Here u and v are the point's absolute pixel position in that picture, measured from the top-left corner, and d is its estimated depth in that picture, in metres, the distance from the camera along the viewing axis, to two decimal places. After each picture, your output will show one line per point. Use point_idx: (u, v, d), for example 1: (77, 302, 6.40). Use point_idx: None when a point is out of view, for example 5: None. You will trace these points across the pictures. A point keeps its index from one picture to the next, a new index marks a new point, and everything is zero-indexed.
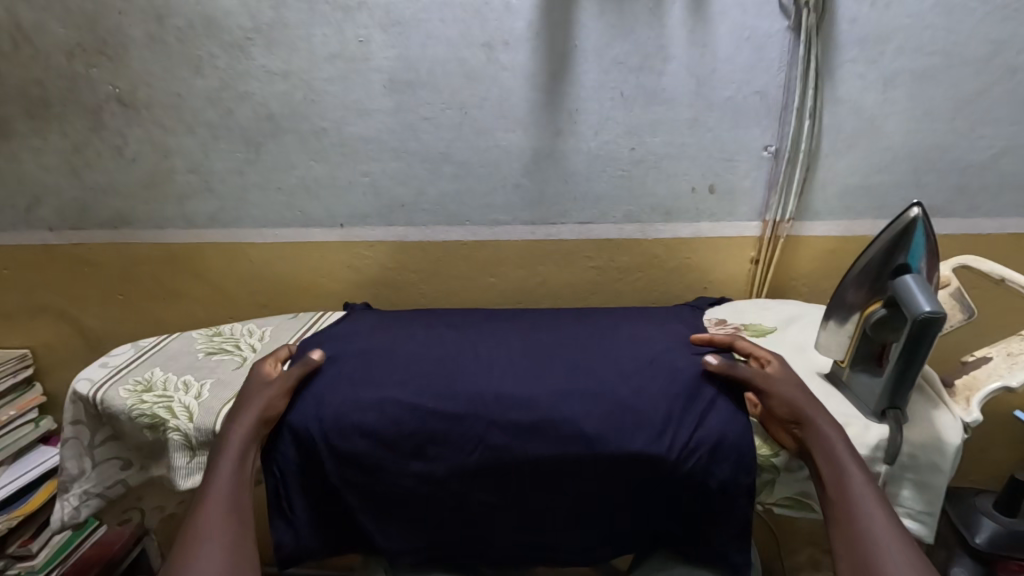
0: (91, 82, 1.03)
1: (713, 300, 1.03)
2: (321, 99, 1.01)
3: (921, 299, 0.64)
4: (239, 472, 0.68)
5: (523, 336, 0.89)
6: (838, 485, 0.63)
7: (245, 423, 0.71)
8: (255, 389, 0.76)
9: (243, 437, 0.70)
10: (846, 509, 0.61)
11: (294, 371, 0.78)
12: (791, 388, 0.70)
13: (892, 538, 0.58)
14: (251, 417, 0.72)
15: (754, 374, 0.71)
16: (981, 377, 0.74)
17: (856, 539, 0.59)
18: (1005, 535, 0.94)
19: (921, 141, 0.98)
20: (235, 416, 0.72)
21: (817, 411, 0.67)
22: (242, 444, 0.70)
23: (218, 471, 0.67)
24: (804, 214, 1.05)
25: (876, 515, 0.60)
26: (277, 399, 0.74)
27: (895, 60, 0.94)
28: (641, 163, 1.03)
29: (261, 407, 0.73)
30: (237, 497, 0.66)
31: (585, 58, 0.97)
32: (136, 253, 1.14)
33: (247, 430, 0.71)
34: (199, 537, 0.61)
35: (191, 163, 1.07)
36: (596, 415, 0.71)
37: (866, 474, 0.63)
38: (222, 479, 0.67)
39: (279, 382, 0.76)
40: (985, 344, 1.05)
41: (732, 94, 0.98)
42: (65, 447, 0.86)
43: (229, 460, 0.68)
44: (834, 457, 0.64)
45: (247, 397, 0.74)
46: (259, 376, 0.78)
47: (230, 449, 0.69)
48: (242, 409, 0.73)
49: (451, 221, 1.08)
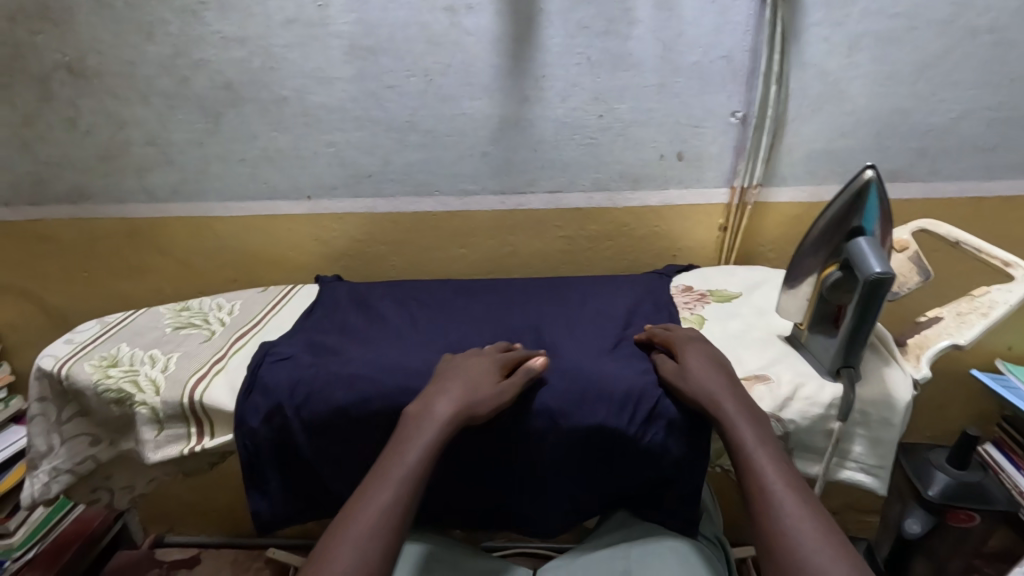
0: (37, 49, 0.98)
1: (681, 267, 1.04)
2: (280, 66, 0.98)
3: (872, 261, 0.65)
4: (414, 473, 0.60)
5: (494, 311, 0.89)
6: (739, 460, 0.62)
7: (445, 415, 0.64)
8: (474, 377, 0.69)
9: (446, 421, 0.64)
10: (756, 486, 0.59)
11: (519, 377, 0.70)
12: (702, 375, 0.68)
13: (798, 511, 0.56)
14: (454, 403, 0.66)
15: (666, 371, 0.71)
16: (932, 337, 0.76)
17: (763, 515, 0.57)
18: (955, 486, 0.99)
19: (884, 106, 0.99)
20: (442, 402, 0.66)
21: (720, 393, 0.67)
22: (432, 438, 0.63)
23: (398, 461, 0.61)
24: (770, 180, 1.06)
25: (778, 484, 0.58)
26: (495, 396, 0.67)
27: (861, 23, 0.94)
28: (608, 130, 1.02)
29: (472, 399, 0.66)
30: (417, 478, 0.60)
31: (550, 22, 0.95)
32: (98, 229, 1.11)
33: (445, 423, 0.64)
34: (348, 527, 0.56)
35: (149, 135, 1.04)
36: (561, 395, 0.71)
37: (768, 444, 0.62)
38: (397, 471, 0.60)
39: (511, 383, 0.69)
40: (949, 300, 1.09)
41: (698, 59, 0.97)
42: (31, 425, 0.85)
43: (410, 453, 0.62)
44: (734, 436, 0.63)
45: (454, 384, 0.68)
46: (496, 360, 0.72)
47: (414, 442, 0.63)
48: (457, 395, 0.66)
49: (419, 191, 1.07)
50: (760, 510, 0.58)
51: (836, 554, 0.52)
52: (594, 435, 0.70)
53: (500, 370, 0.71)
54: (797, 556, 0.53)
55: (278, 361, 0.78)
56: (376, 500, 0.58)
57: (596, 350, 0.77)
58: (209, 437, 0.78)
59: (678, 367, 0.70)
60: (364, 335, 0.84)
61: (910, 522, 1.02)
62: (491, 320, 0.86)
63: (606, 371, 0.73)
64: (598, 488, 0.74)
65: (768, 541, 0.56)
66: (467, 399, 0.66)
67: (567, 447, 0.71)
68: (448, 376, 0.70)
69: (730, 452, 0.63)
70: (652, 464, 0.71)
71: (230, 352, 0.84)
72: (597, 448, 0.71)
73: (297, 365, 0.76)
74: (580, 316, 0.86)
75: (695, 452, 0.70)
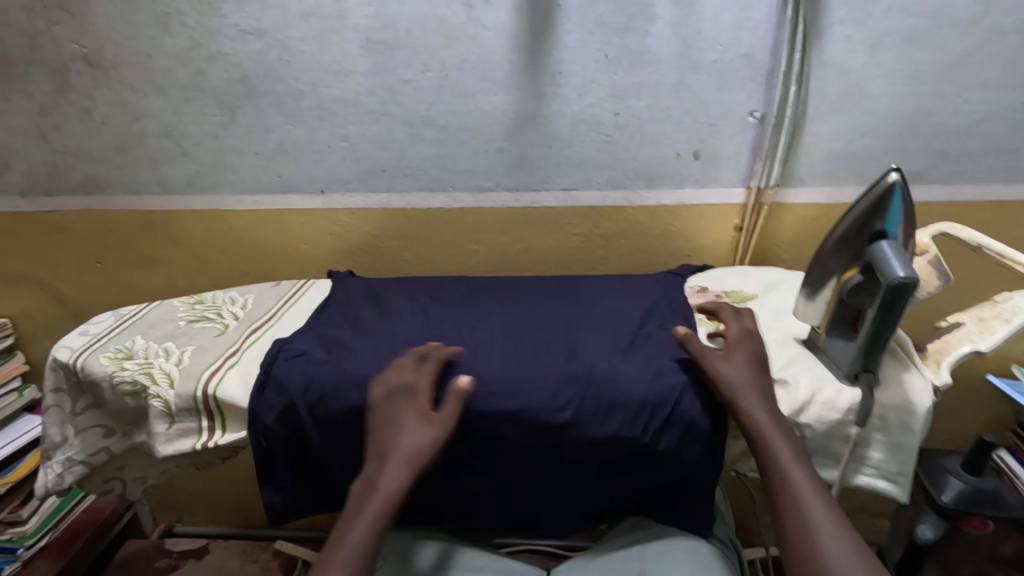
0: (54, 40, 0.98)
1: (696, 267, 1.03)
2: (296, 60, 0.98)
3: (896, 265, 0.64)
4: (368, 546, 0.61)
5: (507, 309, 0.88)
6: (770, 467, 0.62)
7: (388, 480, 0.63)
8: (403, 422, 0.67)
9: (387, 487, 0.63)
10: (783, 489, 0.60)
11: (444, 414, 0.68)
12: (736, 372, 0.68)
13: (829, 521, 0.57)
14: (392, 464, 0.64)
15: (705, 352, 0.71)
16: (953, 342, 0.75)
17: (790, 518, 0.58)
18: (970, 492, 0.98)
19: (906, 106, 0.97)
20: (384, 468, 0.64)
21: (746, 393, 0.66)
22: (377, 507, 0.62)
23: (347, 539, 0.60)
24: (788, 180, 1.04)
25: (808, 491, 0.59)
26: (434, 445, 0.66)
27: (884, 22, 0.92)
28: (625, 127, 1.01)
29: (414, 458, 0.64)
30: (367, 554, 0.60)
31: (568, 19, 0.94)
32: (112, 220, 1.12)
33: (394, 490, 0.63)
34: None
35: (164, 127, 1.04)
36: (575, 400, 0.70)
37: (798, 452, 0.63)
38: (348, 553, 0.59)
39: (444, 421, 0.67)
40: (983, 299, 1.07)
41: (718, 57, 0.96)
42: (46, 415, 0.86)
43: (359, 530, 0.61)
44: (761, 436, 0.63)
45: (392, 438, 0.66)
46: (418, 393, 0.69)
47: (362, 516, 0.62)
48: (399, 455, 0.65)
49: (433, 187, 1.07)
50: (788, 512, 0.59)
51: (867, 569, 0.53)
52: (608, 441, 0.70)
53: (425, 406, 0.68)
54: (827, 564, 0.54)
55: (288, 358, 0.77)
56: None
57: (611, 350, 0.77)
58: (219, 433, 0.78)
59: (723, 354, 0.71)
60: (377, 330, 0.83)
61: (923, 527, 1.03)
62: (504, 318, 0.86)
63: (622, 373, 0.72)
64: (609, 487, 0.75)
65: (794, 544, 0.57)
66: (405, 455, 0.65)
67: (579, 449, 0.71)
68: (379, 421, 0.68)
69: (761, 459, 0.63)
70: (665, 465, 0.71)
71: (244, 347, 0.84)
72: (610, 451, 0.71)
73: (310, 363, 0.76)
74: (593, 316, 0.86)
75: (709, 451, 0.71)
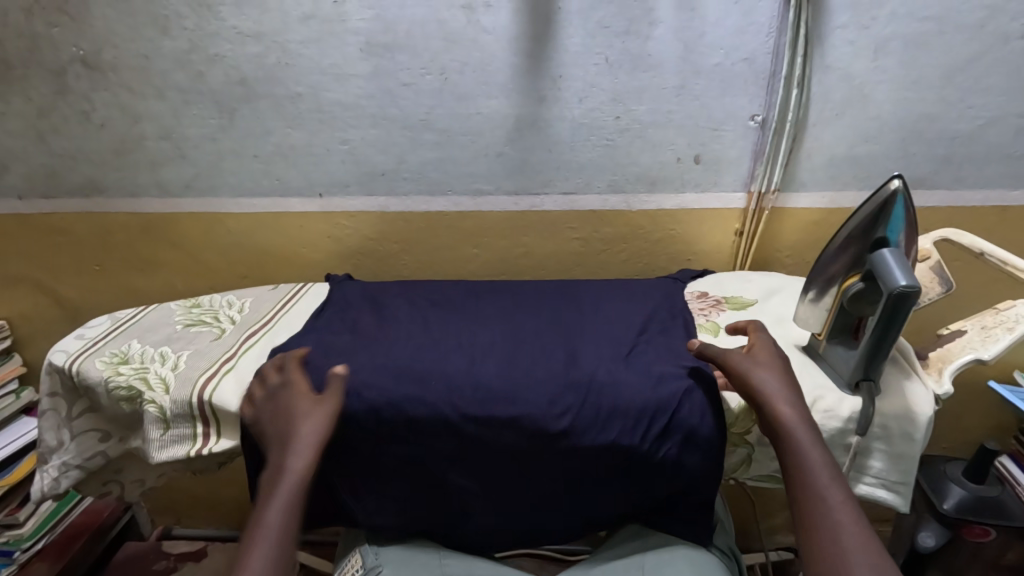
0: (53, 42, 0.98)
1: (696, 273, 1.03)
2: (295, 63, 0.97)
3: (897, 274, 0.64)
4: (288, 522, 0.62)
5: (506, 314, 0.88)
6: (799, 472, 0.61)
7: (294, 463, 0.65)
8: (297, 409, 0.69)
9: (297, 468, 0.65)
10: (806, 493, 0.60)
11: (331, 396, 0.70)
12: (766, 376, 0.67)
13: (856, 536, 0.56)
14: (299, 448, 0.66)
15: (730, 356, 0.69)
16: (955, 351, 0.74)
17: (814, 527, 0.58)
18: (972, 500, 0.97)
19: (908, 111, 0.97)
20: (289, 451, 0.66)
21: (779, 398, 0.65)
22: (289, 490, 0.63)
23: (264, 522, 0.61)
24: (789, 185, 1.04)
25: (836, 497, 0.59)
26: (329, 423, 0.69)
27: (887, 26, 0.92)
28: (626, 132, 1.01)
29: (314, 436, 0.67)
30: (286, 535, 0.61)
31: (569, 22, 0.93)
32: (110, 223, 1.12)
33: (302, 468, 0.65)
34: None
35: (163, 129, 1.03)
36: (572, 408, 0.70)
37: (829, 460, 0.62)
38: (267, 532, 0.61)
39: (332, 400, 0.70)
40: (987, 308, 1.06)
41: (720, 61, 0.95)
42: (42, 419, 0.85)
43: (276, 510, 0.62)
44: (790, 439, 0.62)
45: (290, 426, 0.68)
46: (299, 383, 0.72)
47: (278, 497, 0.63)
48: (299, 437, 0.67)
49: (432, 190, 1.06)
50: (809, 516, 0.59)
51: None
52: (606, 449, 0.70)
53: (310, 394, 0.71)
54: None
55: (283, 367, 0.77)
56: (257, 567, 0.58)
57: (611, 357, 0.76)
58: (215, 440, 0.77)
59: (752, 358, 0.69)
60: (375, 336, 0.83)
61: (924, 535, 1.00)
62: (504, 324, 0.85)
63: (623, 381, 0.72)
64: (605, 496, 0.74)
65: (814, 547, 0.57)
66: (304, 438, 0.66)
67: (579, 457, 0.71)
68: (272, 415, 0.71)
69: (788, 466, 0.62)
70: (663, 474, 0.71)
71: (241, 352, 0.84)
72: (607, 458, 0.70)
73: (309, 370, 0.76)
74: (593, 321, 0.85)
75: (708, 460, 0.70)
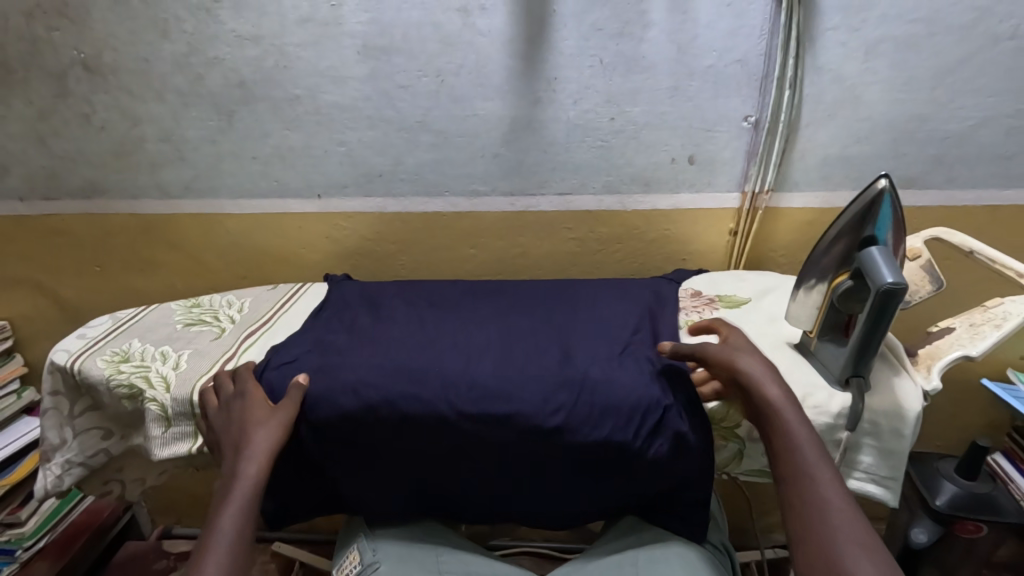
0: (53, 45, 0.99)
1: (691, 272, 1.04)
2: (293, 65, 0.99)
3: (885, 272, 0.65)
4: (241, 527, 0.64)
5: (501, 313, 0.89)
6: (783, 445, 0.63)
7: (249, 470, 0.67)
8: (251, 417, 0.71)
9: (252, 475, 0.67)
10: (795, 473, 0.61)
11: (286, 402, 0.72)
12: (746, 358, 0.68)
13: (839, 504, 0.58)
14: (255, 455, 0.68)
15: (708, 347, 0.70)
16: (944, 347, 0.75)
17: (798, 498, 0.60)
18: (964, 496, 0.98)
19: (900, 111, 0.98)
20: (243, 459, 0.68)
21: (764, 378, 0.66)
22: (243, 497, 0.66)
23: (218, 528, 0.63)
24: (783, 185, 1.05)
25: (819, 469, 0.60)
26: (283, 432, 0.70)
27: (878, 28, 0.93)
28: (620, 133, 1.02)
29: (268, 445, 0.69)
30: (241, 540, 0.64)
31: (564, 24, 0.95)
32: (111, 224, 1.13)
33: (254, 476, 0.67)
34: None
35: (163, 132, 1.04)
36: (566, 405, 0.71)
37: (812, 433, 0.63)
38: (221, 538, 0.63)
39: (287, 408, 0.72)
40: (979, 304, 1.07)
41: (712, 63, 0.96)
42: (44, 417, 0.86)
43: (229, 516, 0.64)
44: (780, 423, 0.64)
45: (245, 433, 0.70)
46: (257, 391, 0.74)
47: (231, 503, 0.65)
48: (252, 445, 0.68)
49: (430, 191, 1.07)
50: (798, 496, 0.60)
51: (870, 551, 0.55)
52: (600, 446, 0.71)
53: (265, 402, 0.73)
54: (834, 545, 0.56)
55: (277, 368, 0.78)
56: (211, 571, 0.60)
57: (605, 355, 0.77)
58: None
59: (731, 346, 0.71)
60: (371, 335, 0.84)
61: (916, 530, 1.00)
62: (499, 323, 0.86)
63: (616, 378, 0.73)
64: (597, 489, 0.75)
65: (799, 517, 0.59)
66: (259, 445, 0.68)
67: (575, 452, 0.72)
68: (224, 423, 0.73)
69: (772, 438, 0.64)
70: (657, 469, 0.72)
71: (240, 351, 0.85)
72: (602, 453, 0.71)
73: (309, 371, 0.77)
74: (588, 320, 0.86)
75: (696, 452, 0.71)
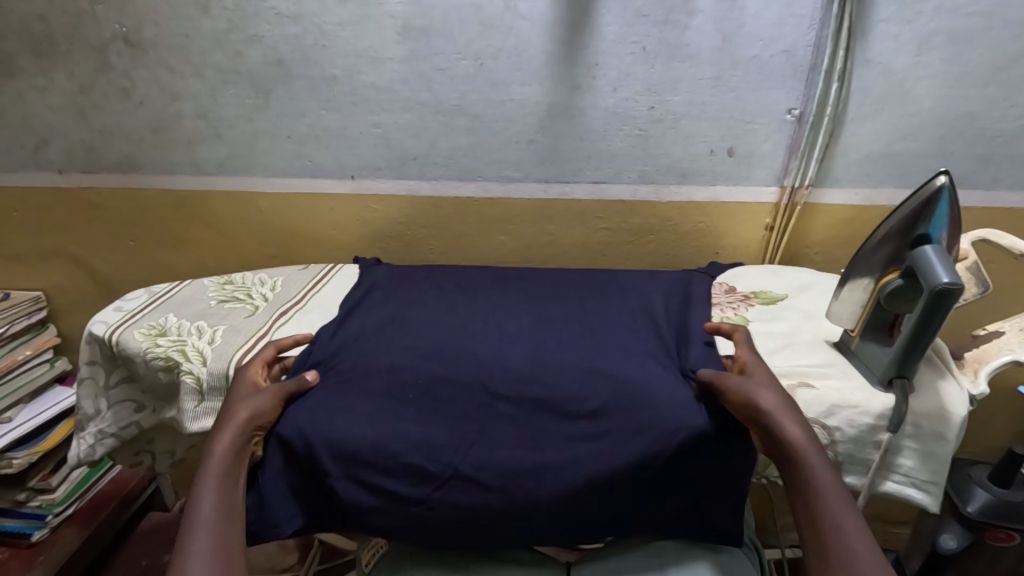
0: (97, 20, 0.99)
1: (725, 266, 1.02)
2: (331, 44, 0.98)
3: (940, 271, 0.63)
4: (221, 502, 0.62)
5: (535, 299, 0.89)
6: (804, 484, 0.59)
7: (224, 442, 0.66)
8: (240, 399, 0.71)
9: (226, 449, 0.66)
10: (823, 517, 0.56)
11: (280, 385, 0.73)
12: (753, 384, 0.65)
13: (868, 545, 0.54)
14: (229, 431, 0.67)
15: (717, 376, 0.68)
16: (992, 351, 0.74)
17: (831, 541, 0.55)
18: (998, 504, 0.97)
19: (951, 109, 0.95)
20: (213, 439, 0.67)
21: (780, 412, 0.62)
22: (218, 473, 0.64)
23: (196, 506, 0.61)
24: (823, 180, 1.03)
25: (840, 505, 0.56)
26: (261, 407, 0.70)
27: (933, 21, 0.90)
28: (659, 122, 1.00)
29: (239, 422, 0.68)
30: (224, 513, 0.61)
31: (608, 9, 0.93)
32: (145, 199, 1.14)
33: (229, 449, 0.66)
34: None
35: (200, 109, 1.05)
36: (603, 394, 0.70)
37: (830, 465, 0.60)
38: (197, 515, 0.60)
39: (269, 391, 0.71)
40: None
41: (758, 53, 0.94)
42: (81, 386, 0.88)
43: (208, 494, 0.62)
44: (802, 462, 0.59)
45: (225, 416, 0.69)
46: (245, 383, 0.74)
47: (206, 481, 0.63)
48: (228, 422, 0.68)
49: (463, 176, 1.07)
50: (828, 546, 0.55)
51: None
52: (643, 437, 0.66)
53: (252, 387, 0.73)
54: None
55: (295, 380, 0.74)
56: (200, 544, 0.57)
57: (640, 355, 0.76)
58: None
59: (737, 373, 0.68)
60: (407, 319, 0.84)
61: (945, 536, 1.00)
62: (534, 311, 0.86)
63: (650, 375, 0.72)
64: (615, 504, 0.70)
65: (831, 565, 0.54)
66: (238, 421, 0.68)
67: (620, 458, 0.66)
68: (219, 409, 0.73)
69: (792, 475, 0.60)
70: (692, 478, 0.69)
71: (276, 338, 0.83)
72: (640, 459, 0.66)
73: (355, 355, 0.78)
74: (620, 312, 0.85)
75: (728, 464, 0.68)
